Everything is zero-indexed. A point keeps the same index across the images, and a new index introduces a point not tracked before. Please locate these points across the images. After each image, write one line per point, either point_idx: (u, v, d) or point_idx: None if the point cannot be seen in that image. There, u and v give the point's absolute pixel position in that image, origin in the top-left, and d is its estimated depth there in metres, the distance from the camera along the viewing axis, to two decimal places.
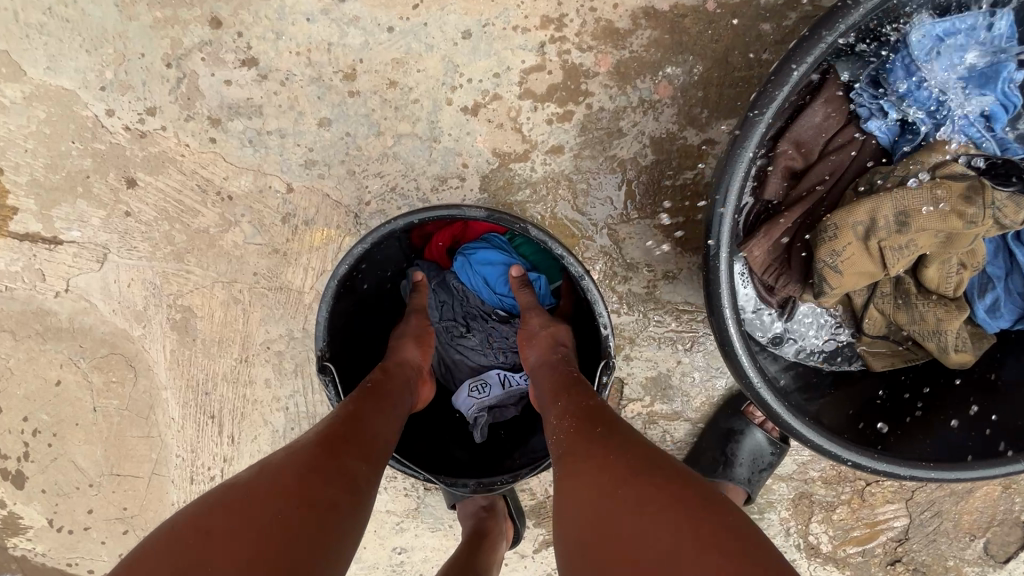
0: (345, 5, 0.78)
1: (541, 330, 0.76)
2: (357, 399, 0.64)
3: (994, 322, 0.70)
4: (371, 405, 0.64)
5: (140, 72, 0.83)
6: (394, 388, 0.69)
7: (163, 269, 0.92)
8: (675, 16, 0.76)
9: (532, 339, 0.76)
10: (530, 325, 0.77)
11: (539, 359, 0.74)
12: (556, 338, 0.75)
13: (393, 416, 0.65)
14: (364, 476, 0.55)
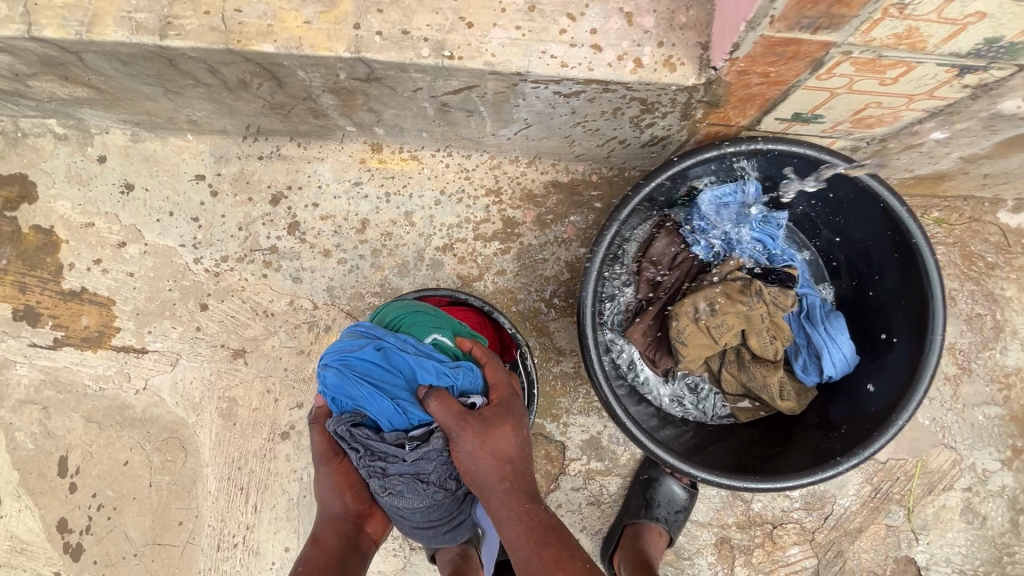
0: (360, 187, 1.21)
1: (480, 454, 0.78)
2: (308, 557, 0.81)
3: (808, 377, 0.98)
4: (319, 561, 0.81)
5: (221, 233, 1.24)
6: (338, 540, 0.84)
7: (218, 369, 1.24)
8: (573, 185, 1.16)
9: (466, 457, 0.79)
10: (466, 450, 0.78)
11: (490, 491, 0.79)
12: (497, 453, 0.79)
13: (336, 566, 0.81)
14: None
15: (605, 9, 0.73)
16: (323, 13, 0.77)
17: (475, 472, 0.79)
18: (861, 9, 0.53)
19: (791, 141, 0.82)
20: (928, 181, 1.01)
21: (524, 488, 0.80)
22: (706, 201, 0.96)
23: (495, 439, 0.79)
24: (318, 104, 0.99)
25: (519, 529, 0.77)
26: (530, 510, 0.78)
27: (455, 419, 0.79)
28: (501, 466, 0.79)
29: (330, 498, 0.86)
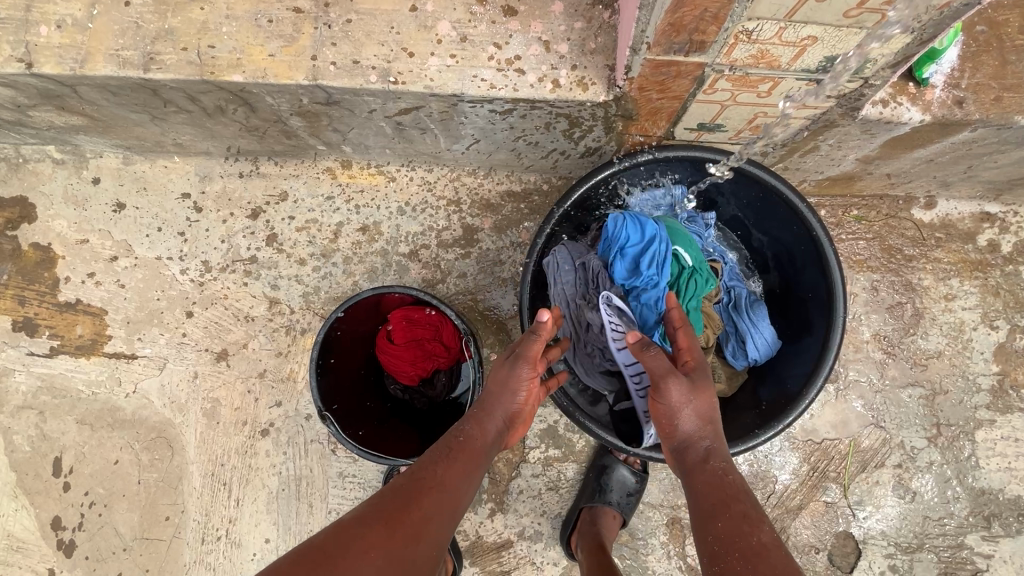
0: (332, 200, 1.32)
1: (682, 408, 0.81)
2: (452, 456, 0.80)
3: (738, 362, 1.07)
4: (450, 463, 0.79)
5: (206, 246, 1.35)
6: (485, 444, 0.85)
7: (202, 371, 1.33)
8: (525, 193, 1.27)
9: (682, 415, 0.81)
10: (675, 404, 0.81)
11: (687, 436, 0.81)
12: (701, 412, 0.81)
13: (477, 469, 0.82)
14: (434, 503, 0.73)
15: (526, 38, 0.85)
16: (285, 47, 0.88)
17: (681, 428, 0.81)
18: (716, 36, 0.65)
19: (703, 148, 0.93)
20: (840, 182, 1.12)
21: (717, 450, 0.80)
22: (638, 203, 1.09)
23: (701, 399, 0.81)
24: (289, 126, 1.10)
25: (708, 480, 0.76)
26: (723, 469, 0.77)
27: (691, 393, 0.81)
28: (704, 426, 0.81)
29: (509, 398, 0.89)
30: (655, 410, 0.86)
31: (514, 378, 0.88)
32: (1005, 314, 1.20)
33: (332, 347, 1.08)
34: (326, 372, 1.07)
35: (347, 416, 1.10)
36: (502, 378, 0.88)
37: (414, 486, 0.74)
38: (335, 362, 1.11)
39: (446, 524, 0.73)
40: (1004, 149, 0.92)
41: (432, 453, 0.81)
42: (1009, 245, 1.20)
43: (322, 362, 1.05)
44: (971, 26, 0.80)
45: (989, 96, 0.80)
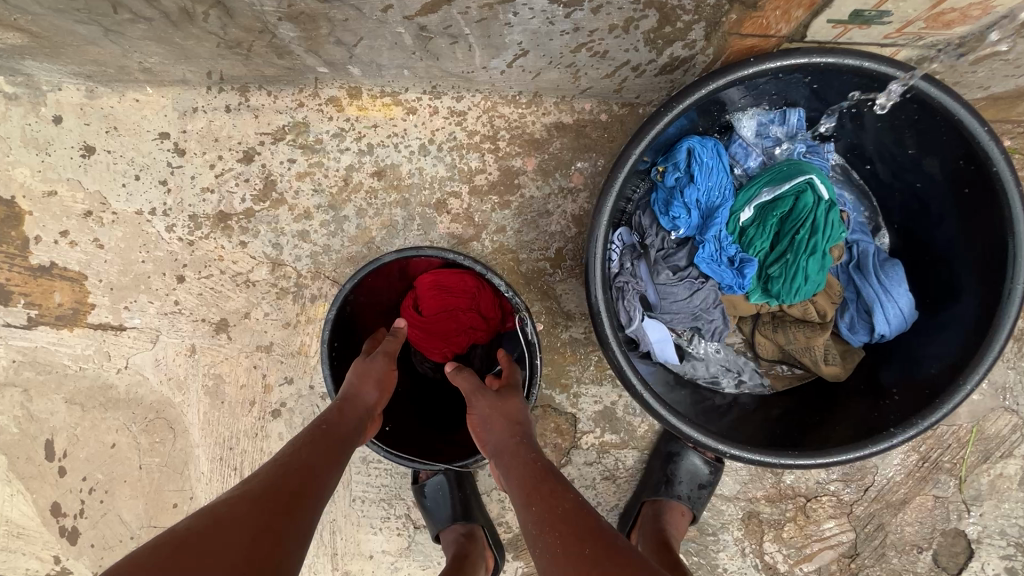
0: (339, 139, 1.08)
1: (489, 417, 0.80)
2: (312, 438, 0.68)
3: (857, 338, 0.85)
4: (314, 447, 0.67)
5: (193, 198, 1.13)
6: (351, 431, 0.73)
7: (200, 344, 1.15)
8: (578, 125, 1.02)
9: (489, 425, 0.79)
10: (480, 412, 0.81)
11: (501, 445, 0.76)
12: (508, 417, 0.79)
13: (345, 454, 0.70)
14: (294, 486, 0.60)
15: None
16: None
17: (489, 441, 0.78)
18: None
19: (840, 51, 0.68)
20: (1002, 102, 0.85)
21: (529, 442, 0.76)
22: (748, 131, 0.84)
23: (504, 405, 0.81)
24: (279, 37, 0.85)
25: (523, 468, 0.71)
26: (535, 457, 0.73)
27: (495, 400, 0.82)
28: (512, 428, 0.78)
29: (368, 393, 0.80)
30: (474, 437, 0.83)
31: (372, 369, 0.83)
32: None
33: (344, 328, 0.91)
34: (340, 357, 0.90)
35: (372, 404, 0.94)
36: (377, 370, 0.83)
37: (274, 474, 0.60)
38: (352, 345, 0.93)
39: (317, 510, 0.60)
40: None
41: (295, 442, 0.67)
42: None
43: (335, 347, 0.88)
44: None
45: None
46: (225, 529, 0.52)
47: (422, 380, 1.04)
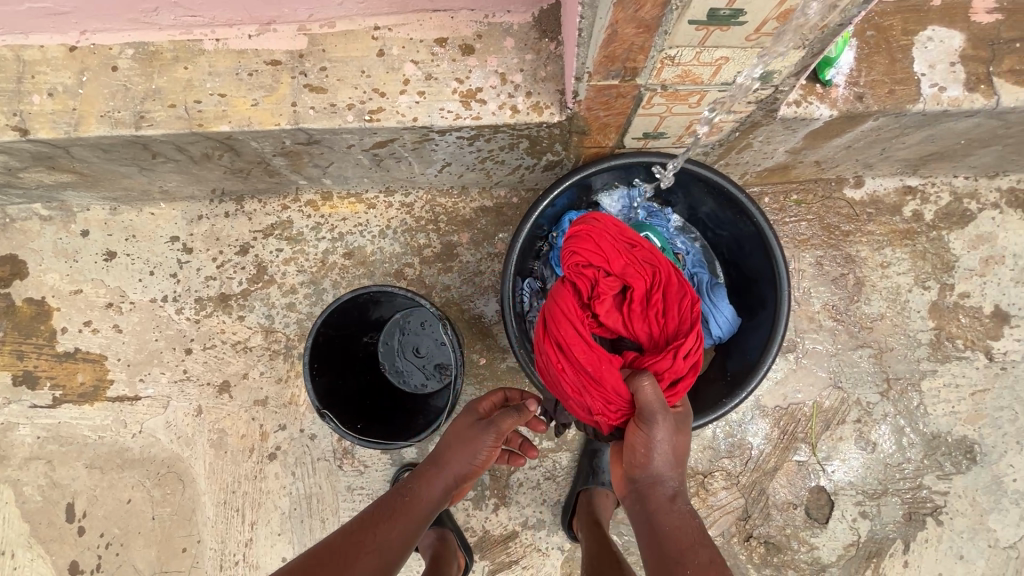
0: (317, 230, 1.40)
1: (660, 444, 0.87)
2: (421, 480, 0.99)
3: (704, 340, 1.20)
4: (422, 483, 0.98)
5: (198, 285, 1.41)
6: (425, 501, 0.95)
7: (206, 404, 1.39)
8: (497, 207, 1.37)
9: (659, 449, 0.87)
10: (659, 436, 0.87)
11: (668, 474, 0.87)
12: (676, 453, 0.88)
13: (420, 523, 0.93)
14: (408, 503, 0.94)
15: (484, 72, 0.95)
16: (266, 97, 0.97)
17: (655, 460, 0.87)
18: (645, 63, 0.76)
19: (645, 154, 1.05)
20: (777, 172, 1.25)
21: (681, 482, 0.88)
22: (609, 204, 1.21)
23: (680, 439, 0.90)
24: (272, 165, 1.18)
25: (675, 521, 0.82)
26: (689, 510, 0.84)
27: (671, 429, 0.88)
28: (674, 460, 0.88)
29: (464, 464, 1.00)
30: (631, 442, 0.90)
31: (464, 432, 1.03)
32: (935, 275, 1.33)
33: (324, 355, 1.13)
34: (318, 375, 1.11)
35: (346, 409, 1.16)
36: (466, 433, 1.03)
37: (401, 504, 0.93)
38: (327, 365, 1.14)
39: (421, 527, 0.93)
40: (907, 133, 1.04)
41: (415, 478, 0.99)
42: (931, 214, 1.34)
43: (316, 365, 1.10)
44: (862, 31, 0.92)
45: (884, 90, 0.91)
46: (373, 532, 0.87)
47: (385, 394, 1.28)
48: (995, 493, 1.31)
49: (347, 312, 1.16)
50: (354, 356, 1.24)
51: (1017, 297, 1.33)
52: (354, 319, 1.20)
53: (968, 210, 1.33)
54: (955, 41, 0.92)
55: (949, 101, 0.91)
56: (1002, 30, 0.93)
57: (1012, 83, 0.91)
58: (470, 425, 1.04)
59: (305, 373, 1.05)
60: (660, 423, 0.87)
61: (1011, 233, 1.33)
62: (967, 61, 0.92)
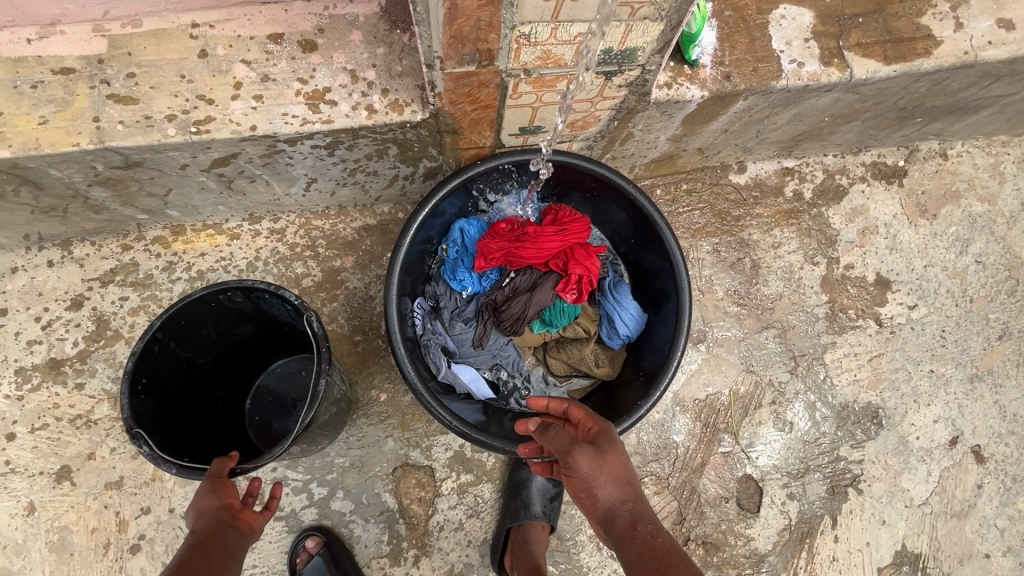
0: (169, 270, 1.19)
1: (597, 478, 0.72)
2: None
3: (614, 342, 1.12)
4: None
5: (19, 353, 1.15)
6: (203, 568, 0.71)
7: (40, 499, 1.12)
8: (382, 224, 1.25)
9: (597, 485, 0.73)
10: (585, 473, 0.73)
11: (613, 510, 0.71)
12: (616, 476, 0.73)
13: None
14: None
15: (331, 70, 0.83)
16: (58, 113, 0.79)
17: (601, 499, 0.72)
18: (499, 43, 0.68)
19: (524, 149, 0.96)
20: (665, 162, 1.24)
21: (645, 507, 0.71)
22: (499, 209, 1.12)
23: (611, 461, 0.73)
24: (92, 199, 0.98)
25: (642, 553, 0.66)
26: (654, 533, 0.68)
27: (595, 457, 0.74)
28: (622, 489, 0.72)
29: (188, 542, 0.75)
30: (570, 486, 0.77)
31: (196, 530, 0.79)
32: (821, 250, 1.38)
33: (158, 376, 0.94)
34: (145, 397, 0.91)
35: (177, 444, 0.96)
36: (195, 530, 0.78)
37: None
38: (162, 385, 0.95)
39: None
40: (777, 112, 1.04)
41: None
42: (809, 192, 1.38)
43: (144, 380, 0.91)
44: (720, 12, 0.91)
45: (749, 68, 0.91)
46: None
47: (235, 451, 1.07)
48: (903, 453, 1.35)
49: (203, 327, 0.99)
50: (208, 391, 1.08)
51: (894, 263, 1.40)
52: (210, 344, 1.04)
53: (841, 186, 1.40)
54: (806, 17, 0.93)
55: (808, 75, 0.92)
56: (845, 6, 0.95)
57: (861, 56, 0.93)
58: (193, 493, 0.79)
59: (122, 387, 0.86)
60: (582, 461, 0.74)
61: (880, 203, 1.40)
62: (818, 36, 0.93)
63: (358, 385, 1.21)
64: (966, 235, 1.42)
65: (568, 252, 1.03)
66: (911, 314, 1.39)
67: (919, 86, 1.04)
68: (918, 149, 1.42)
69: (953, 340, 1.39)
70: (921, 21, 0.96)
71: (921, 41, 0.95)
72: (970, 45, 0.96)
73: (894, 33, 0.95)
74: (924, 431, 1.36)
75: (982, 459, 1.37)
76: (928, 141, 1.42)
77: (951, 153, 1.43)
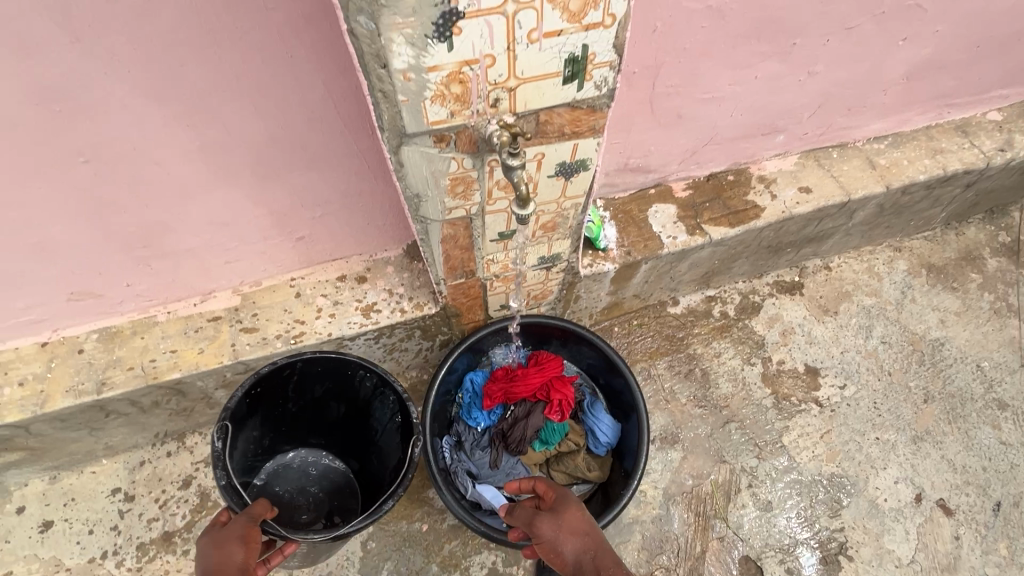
0: None
1: (559, 536, 1.01)
2: None
3: (599, 449, 1.44)
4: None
5: (140, 530, 1.45)
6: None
7: None
8: (413, 385, 1.65)
9: (561, 541, 1.01)
10: (550, 535, 1.02)
11: (575, 558, 0.99)
12: (573, 530, 1.02)
13: None
14: None
15: (376, 290, 1.32)
16: (210, 344, 1.25)
17: (568, 553, 1.00)
18: (476, 265, 1.16)
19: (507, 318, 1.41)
20: (614, 307, 1.68)
21: (599, 547, 0.99)
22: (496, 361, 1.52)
23: (568, 519, 1.03)
24: (214, 397, 1.40)
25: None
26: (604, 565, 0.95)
27: (556, 521, 1.04)
28: (580, 539, 1.00)
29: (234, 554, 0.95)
30: (545, 552, 1.04)
31: (230, 530, 0.99)
32: (755, 353, 1.75)
33: (255, 400, 1.23)
34: (245, 401, 1.20)
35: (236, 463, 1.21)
36: (235, 531, 0.99)
37: None
38: (263, 400, 1.26)
39: None
40: (676, 265, 1.51)
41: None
42: (732, 310, 1.81)
43: (256, 391, 1.22)
44: (616, 215, 1.43)
45: (642, 245, 1.40)
46: None
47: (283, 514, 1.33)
48: (877, 515, 1.55)
49: (320, 379, 1.30)
50: (276, 426, 1.35)
51: (816, 353, 1.76)
52: (308, 398, 1.35)
53: (756, 302, 1.82)
54: (672, 208, 1.45)
55: (681, 243, 1.41)
56: (696, 197, 1.48)
57: (714, 225, 1.44)
58: (216, 532, 0.99)
59: (244, 384, 1.17)
60: (546, 526, 1.03)
61: (790, 310, 1.82)
62: (682, 219, 1.44)
63: (404, 518, 1.49)
64: (866, 322, 1.80)
65: (549, 384, 1.41)
66: (843, 392, 1.71)
67: (768, 233, 1.52)
68: (805, 266, 1.88)
69: (886, 409, 1.68)
70: (748, 198, 1.48)
71: (751, 210, 1.46)
72: (784, 207, 1.47)
73: (732, 208, 1.46)
74: (890, 492, 1.58)
75: (949, 511, 1.56)
76: (812, 259, 1.88)
77: (833, 265, 1.89)
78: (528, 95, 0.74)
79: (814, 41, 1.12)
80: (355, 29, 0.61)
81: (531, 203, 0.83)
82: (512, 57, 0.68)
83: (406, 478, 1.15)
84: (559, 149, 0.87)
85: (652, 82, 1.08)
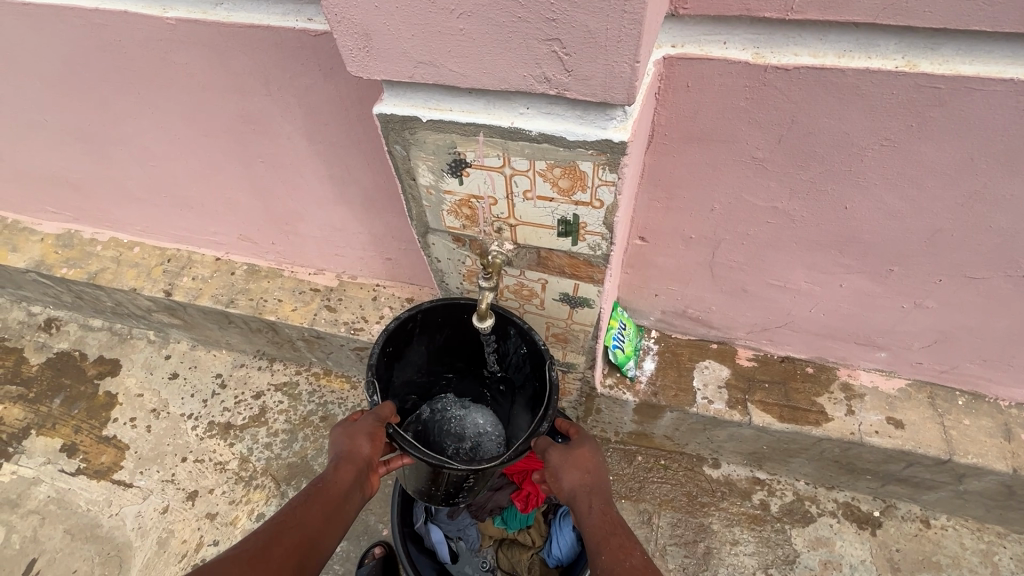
0: (310, 394, 1.90)
1: (563, 466, 0.96)
2: (337, 471, 0.92)
3: (549, 558, 1.42)
4: (322, 490, 0.89)
5: (216, 412, 1.89)
6: (343, 490, 0.91)
7: (172, 505, 1.74)
8: None
9: (567, 470, 0.96)
10: (556, 463, 0.96)
11: (578, 491, 0.94)
12: (580, 465, 0.97)
13: (322, 506, 0.87)
14: (318, 508, 0.86)
15: None
16: (303, 306, 1.61)
17: (567, 483, 0.95)
18: None
19: None
20: (642, 436, 1.63)
21: (601, 492, 0.94)
22: None
23: (577, 454, 0.98)
24: (295, 345, 1.77)
25: (594, 521, 0.89)
26: (603, 508, 0.91)
27: (567, 452, 0.98)
28: (585, 475, 0.96)
29: (361, 449, 0.96)
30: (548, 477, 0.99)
31: (364, 425, 0.99)
32: (777, 565, 1.50)
33: (400, 349, 1.13)
34: (382, 358, 1.08)
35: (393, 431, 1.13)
36: (367, 427, 0.98)
37: (312, 497, 0.87)
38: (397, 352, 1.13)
39: (314, 520, 0.84)
40: (711, 428, 1.40)
41: (327, 474, 0.92)
42: (776, 505, 1.58)
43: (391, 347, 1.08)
44: (663, 352, 1.40)
45: (671, 392, 1.35)
46: (294, 527, 0.82)
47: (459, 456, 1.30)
48: None
49: (434, 328, 1.16)
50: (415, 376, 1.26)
51: None
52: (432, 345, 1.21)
53: (809, 511, 1.56)
54: (724, 371, 1.36)
55: (715, 410, 1.32)
56: (758, 372, 1.36)
57: (760, 409, 1.31)
58: (345, 424, 1.00)
59: (380, 339, 1.03)
60: (558, 451, 0.98)
61: (847, 542, 1.51)
62: (729, 386, 1.34)
63: None
64: None
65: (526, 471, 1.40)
66: None
67: (832, 447, 1.31)
68: (895, 505, 1.55)
69: None
70: (818, 399, 1.31)
71: (814, 413, 1.29)
72: (857, 428, 1.27)
73: (792, 401, 1.31)
74: None
75: None
76: (908, 502, 1.54)
77: (934, 522, 1.52)
78: (527, 234, 0.86)
79: (919, 275, 0.99)
80: (393, 152, 0.80)
81: (490, 318, 0.96)
82: (512, 205, 0.81)
83: (555, 399, 0.99)
84: (560, 281, 0.96)
85: (712, 250, 1.08)
